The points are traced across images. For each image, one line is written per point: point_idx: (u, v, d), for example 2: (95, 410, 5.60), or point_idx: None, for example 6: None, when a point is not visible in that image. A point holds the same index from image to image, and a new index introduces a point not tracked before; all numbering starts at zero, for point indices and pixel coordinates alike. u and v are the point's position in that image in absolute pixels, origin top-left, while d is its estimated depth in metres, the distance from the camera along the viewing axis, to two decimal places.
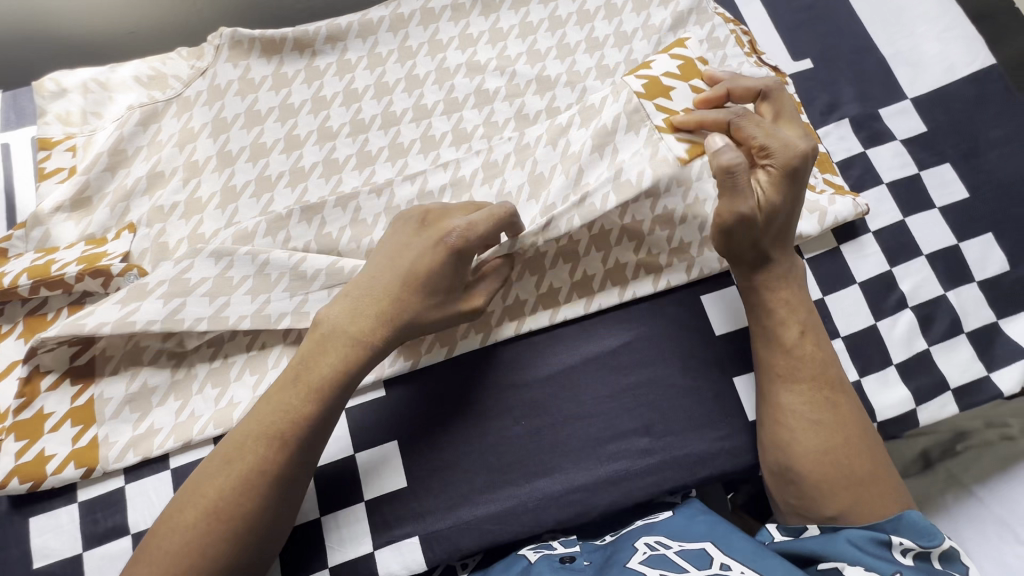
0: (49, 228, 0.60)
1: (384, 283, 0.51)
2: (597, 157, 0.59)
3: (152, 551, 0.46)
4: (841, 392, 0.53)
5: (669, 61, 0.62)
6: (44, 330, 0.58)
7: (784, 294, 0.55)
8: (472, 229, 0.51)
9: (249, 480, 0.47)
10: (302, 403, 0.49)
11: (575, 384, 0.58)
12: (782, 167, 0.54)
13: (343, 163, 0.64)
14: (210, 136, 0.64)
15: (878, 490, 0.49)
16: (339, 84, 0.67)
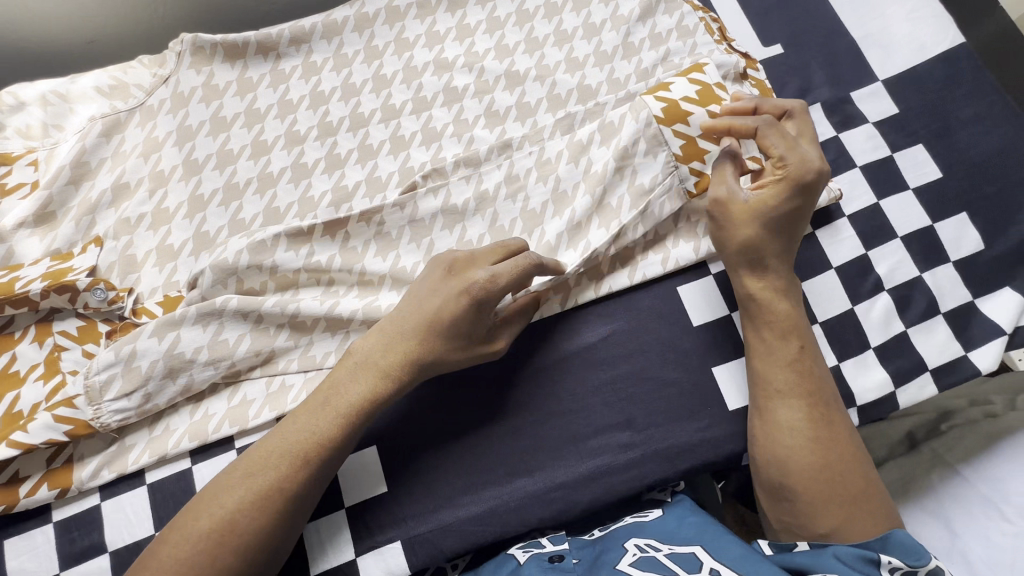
0: (12, 244, 0.59)
1: (410, 323, 0.51)
2: (618, 178, 0.60)
3: (159, 560, 0.45)
4: (834, 404, 0.53)
5: (687, 85, 0.60)
6: (10, 349, 0.56)
7: (784, 303, 0.55)
8: (498, 281, 0.51)
9: (268, 496, 0.47)
10: (335, 429, 0.49)
11: (557, 382, 0.58)
12: (792, 180, 0.54)
13: (311, 168, 0.63)
14: (175, 145, 0.63)
15: (869, 509, 0.49)
16: (305, 87, 0.66)
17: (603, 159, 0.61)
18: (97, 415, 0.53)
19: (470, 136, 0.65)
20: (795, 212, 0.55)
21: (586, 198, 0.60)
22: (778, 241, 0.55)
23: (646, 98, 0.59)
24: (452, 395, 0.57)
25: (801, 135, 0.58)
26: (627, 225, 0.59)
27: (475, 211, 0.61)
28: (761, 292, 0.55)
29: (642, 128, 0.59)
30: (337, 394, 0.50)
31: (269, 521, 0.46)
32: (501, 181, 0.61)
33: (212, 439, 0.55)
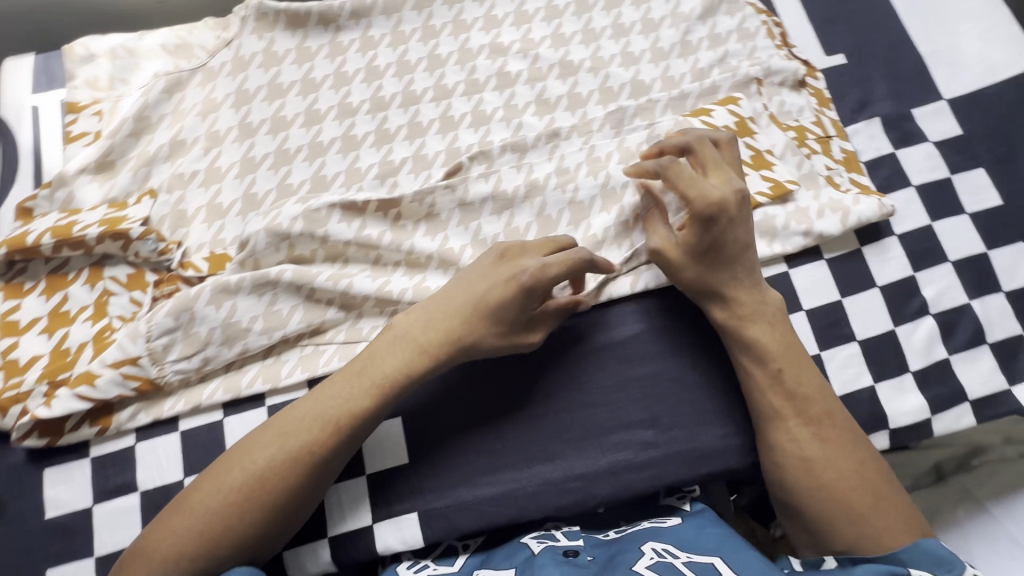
0: (74, 189, 0.61)
1: (453, 307, 0.52)
2: None
3: (191, 505, 0.47)
4: (839, 418, 0.51)
5: (727, 114, 0.63)
6: (64, 289, 0.59)
7: (766, 323, 0.54)
8: (549, 271, 0.52)
9: (298, 457, 0.48)
10: (366, 399, 0.49)
11: (568, 376, 0.58)
12: (695, 215, 0.53)
13: (361, 140, 0.64)
14: (232, 107, 0.65)
15: (891, 521, 0.47)
16: (361, 61, 0.67)
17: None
18: (160, 373, 0.55)
19: (519, 122, 0.65)
20: (730, 244, 0.54)
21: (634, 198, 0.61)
22: (721, 275, 0.54)
23: (692, 121, 0.63)
24: (482, 377, 0.57)
25: (709, 165, 0.56)
26: None
27: (524, 199, 0.61)
28: (740, 313, 0.54)
29: None
30: (358, 373, 0.50)
31: (290, 487, 0.47)
32: (552, 173, 0.62)
33: (245, 394, 0.56)
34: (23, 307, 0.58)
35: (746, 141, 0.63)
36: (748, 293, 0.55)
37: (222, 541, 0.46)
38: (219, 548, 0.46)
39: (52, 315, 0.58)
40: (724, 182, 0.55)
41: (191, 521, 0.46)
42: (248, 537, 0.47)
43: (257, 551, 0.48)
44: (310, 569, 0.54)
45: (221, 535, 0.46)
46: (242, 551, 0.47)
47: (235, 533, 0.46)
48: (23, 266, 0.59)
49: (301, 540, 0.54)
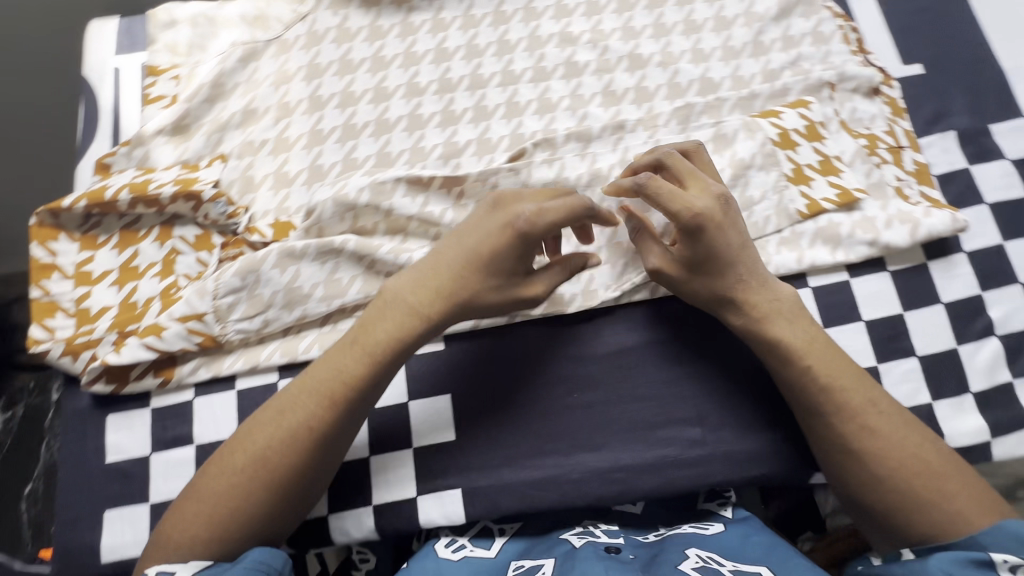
0: (149, 149, 0.63)
1: (447, 269, 0.52)
2: (732, 185, 0.61)
3: (203, 487, 0.48)
4: (881, 409, 0.50)
5: (798, 117, 0.63)
6: (135, 245, 0.61)
7: (782, 321, 0.53)
8: (545, 217, 0.51)
9: (295, 435, 0.49)
10: (358, 365, 0.50)
11: (608, 368, 0.58)
12: (682, 227, 0.52)
13: (427, 120, 0.65)
14: (304, 79, 0.66)
15: (965, 504, 0.47)
16: (431, 42, 0.68)
17: (720, 167, 0.61)
18: (223, 332, 0.56)
19: (584, 112, 0.65)
20: (724, 252, 0.53)
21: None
22: (721, 284, 0.53)
23: (761, 121, 0.62)
24: (531, 362, 0.58)
25: (684, 177, 0.55)
26: None
27: (585, 187, 0.61)
28: (760, 312, 0.53)
29: (757, 147, 0.62)
30: (345, 350, 0.51)
31: (293, 464, 0.48)
32: (616, 164, 0.62)
33: (300, 359, 0.58)
34: (96, 259, 0.60)
35: (816, 146, 0.62)
36: (758, 296, 0.53)
37: (240, 520, 0.47)
38: (234, 528, 0.47)
39: (123, 269, 0.60)
40: (702, 190, 0.54)
41: (201, 503, 0.47)
42: (258, 517, 0.48)
43: (279, 525, 0.50)
44: (353, 535, 0.55)
45: (236, 515, 0.47)
46: (257, 531, 0.48)
47: (248, 512, 0.47)
48: (97, 220, 0.61)
49: (346, 506, 0.55)
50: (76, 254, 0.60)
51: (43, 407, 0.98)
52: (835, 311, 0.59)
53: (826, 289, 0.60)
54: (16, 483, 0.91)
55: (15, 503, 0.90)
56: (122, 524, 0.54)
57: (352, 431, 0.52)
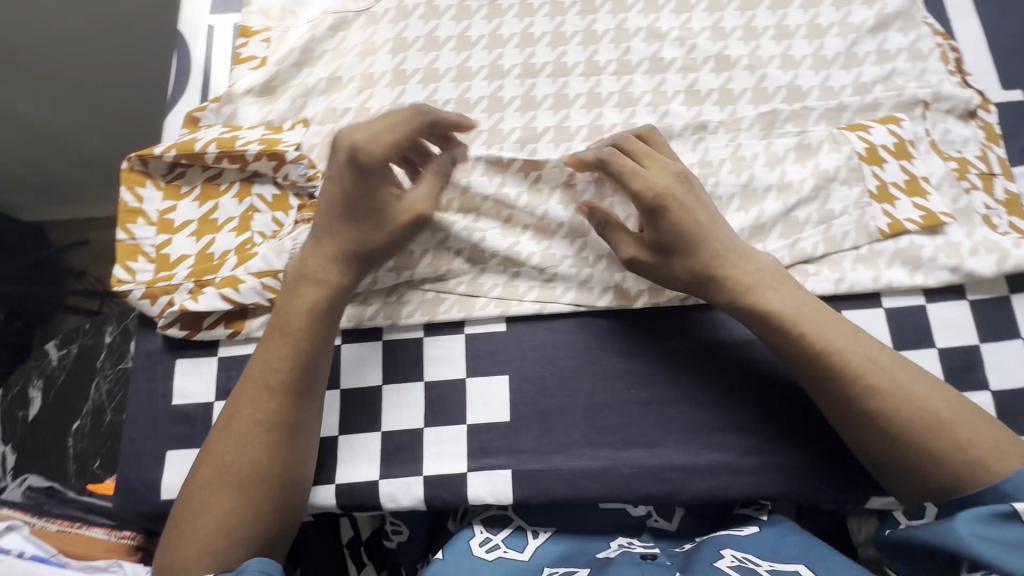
0: (237, 107, 0.65)
1: (342, 225, 0.54)
2: (812, 196, 0.60)
3: (187, 506, 0.50)
4: (881, 365, 0.49)
5: (889, 133, 0.61)
6: (216, 198, 0.62)
7: (772, 291, 0.52)
8: (377, 140, 0.52)
9: (250, 429, 0.50)
10: (282, 348, 0.52)
11: (661, 367, 0.58)
12: (645, 205, 0.53)
13: (507, 103, 0.65)
14: (390, 52, 0.67)
15: (981, 453, 0.46)
16: (517, 26, 0.68)
17: (801, 176, 0.60)
18: None
19: (666, 109, 0.64)
20: (693, 229, 0.53)
21: (776, 203, 0.60)
22: (691, 261, 0.53)
23: (849, 134, 0.61)
24: (593, 351, 0.58)
25: (644, 155, 0.56)
26: (807, 238, 0.59)
27: None
28: (748, 281, 0.52)
29: (843, 160, 0.60)
30: (273, 340, 0.53)
31: (254, 458, 0.50)
32: (696, 164, 0.61)
33: (365, 325, 0.59)
34: (178, 209, 0.62)
35: (904, 164, 0.61)
36: (731, 268, 0.53)
37: (228, 526, 0.48)
38: (220, 539, 0.47)
39: (202, 220, 0.62)
40: (661, 169, 0.55)
41: (186, 524, 0.48)
42: (240, 522, 0.48)
43: (276, 525, 0.50)
44: (402, 503, 0.55)
45: (220, 525, 0.48)
46: (246, 537, 0.48)
47: (231, 518, 0.48)
48: (182, 171, 0.63)
49: (396, 473, 0.56)
50: (160, 202, 0.62)
51: (96, 349, 1.01)
52: (907, 335, 0.58)
53: (900, 312, 0.58)
54: (66, 418, 0.95)
55: (64, 437, 0.94)
56: (183, 466, 0.56)
57: (309, 410, 0.53)
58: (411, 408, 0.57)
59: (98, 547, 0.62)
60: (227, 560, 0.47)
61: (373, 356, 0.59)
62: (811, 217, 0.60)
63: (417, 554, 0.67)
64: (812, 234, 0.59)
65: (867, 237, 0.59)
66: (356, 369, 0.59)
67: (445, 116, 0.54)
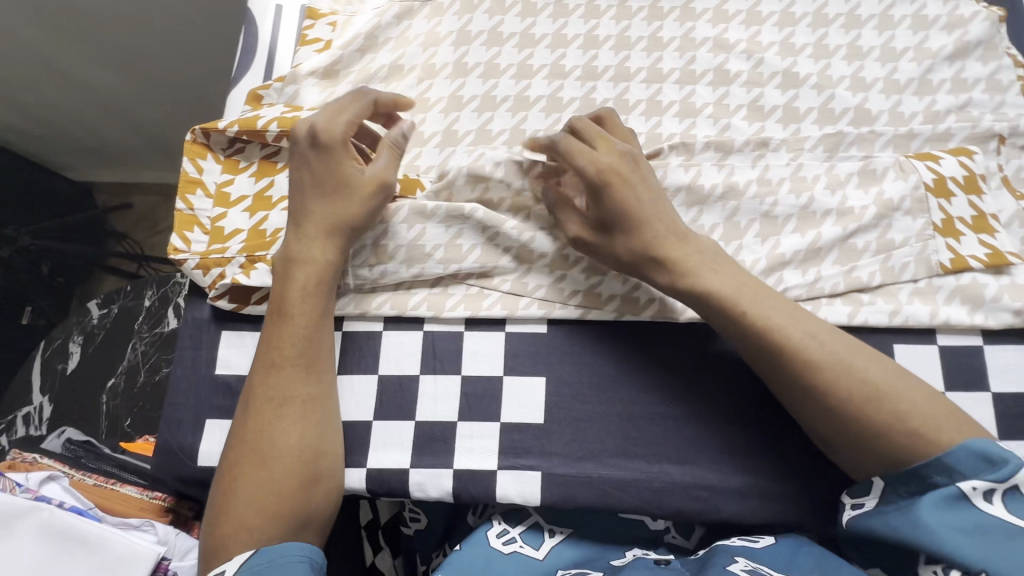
0: (300, 88, 0.66)
1: (322, 197, 0.55)
2: (873, 224, 0.58)
3: (219, 487, 0.51)
4: (821, 341, 0.49)
5: (960, 164, 0.59)
6: (272, 176, 0.63)
7: (713, 271, 0.52)
8: (338, 117, 0.55)
9: (263, 408, 0.52)
10: (283, 327, 0.53)
11: (691, 381, 0.57)
12: (590, 183, 0.53)
13: (565, 104, 0.65)
14: (452, 45, 0.67)
15: (920, 423, 0.46)
16: (582, 27, 0.67)
17: (863, 203, 0.59)
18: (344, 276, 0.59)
19: (727, 123, 0.63)
20: (631, 208, 0.52)
21: (835, 228, 0.58)
22: (628, 239, 0.53)
23: (918, 163, 0.59)
24: (632, 364, 0.58)
25: (597, 134, 0.55)
26: (863, 267, 0.57)
27: (717, 199, 0.60)
28: (700, 256, 0.52)
29: (909, 189, 0.58)
30: (274, 322, 0.54)
31: (270, 435, 0.51)
32: (755, 181, 0.60)
33: (409, 314, 0.59)
34: (235, 184, 0.63)
35: (973, 199, 0.58)
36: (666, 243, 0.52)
37: (260, 503, 0.49)
38: (255, 516, 0.49)
39: (257, 197, 0.63)
40: (608, 147, 0.54)
41: (220, 503, 0.50)
42: (267, 497, 0.49)
43: (309, 504, 0.51)
44: (431, 493, 0.55)
45: (253, 503, 0.49)
46: (275, 512, 0.49)
47: (260, 495, 0.49)
48: (242, 146, 0.64)
49: (427, 463, 0.56)
50: (218, 175, 0.63)
51: (135, 311, 1.03)
52: (960, 375, 0.56)
53: (955, 351, 0.56)
54: (102, 376, 0.98)
55: (99, 394, 0.97)
56: (220, 435, 0.58)
57: (320, 386, 0.54)
58: (447, 401, 0.58)
59: (132, 505, 0.63)
60: (265, 537, 0.48)
61: (413, 344, 0.59)
62: (870, 245, 0.58)
63: (432, 543, 0.67)
64: (869, 263, 0.57)
65: (928, 270, 0.57)
66: (395, 356, 0.59)
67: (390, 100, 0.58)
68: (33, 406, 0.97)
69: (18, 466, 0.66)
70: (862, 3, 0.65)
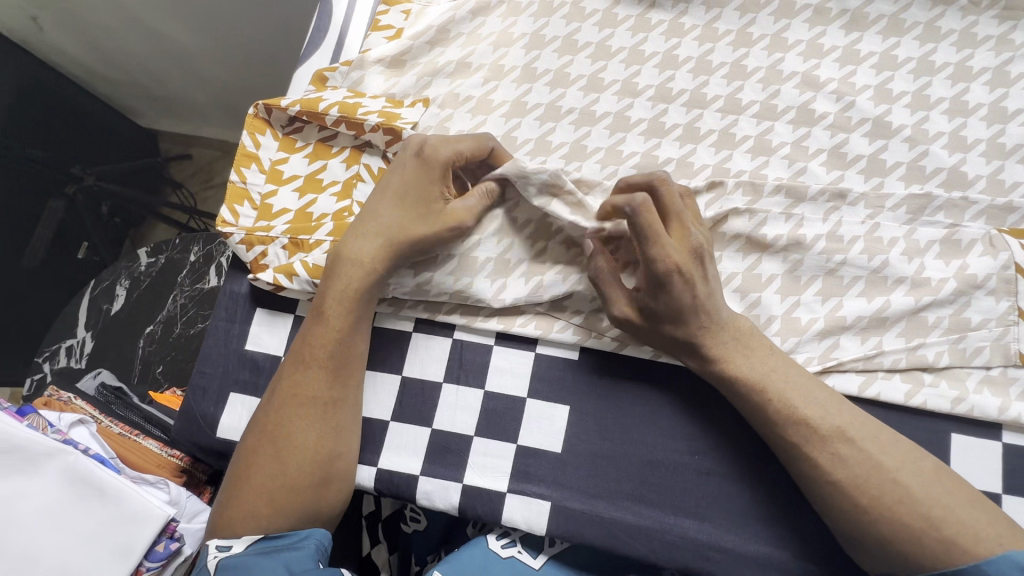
0: (365, 74, 0.65)
1: (388, 208, 0.54)
2: (949, 300, 0.53)
3: (235, 467, 0.53)
4: (850, 437, 0.47)
5: None
6: (325, 159, 0.63)
7: (745, 355, 0.50)
8: (448, 143, 0.54)
9: (287, 403, 0.52)
10: (321, 326, 0.53)
11: (725, 434, 0.54)
12: (650, 273, 0.49)
13: (632, 124, 0.62)
14: (524, 48, 0.65)
15: (955, 531, 0.44)
16: (662, 45, 0.64)
17: (943, 275, 0.54)
18: None
19: (803, 167, 0.59)
20: (687, 306, 0.49)
21: (906, 298, 0.54)
22: (672, 336, 0.50)
23: (1014, 240, 0.53)
24: (663, 409, 0.55)
25: (677, 220, 0.51)
26: (930, 346, 0.53)
27: (780, 249, 0.56)
28: (741, 335, 0.50)
29: (997, 267, 0.53)
30: (311, 318, 0.54)
31: (290, 433, 0.51)
32: (825, 236, 0.56)
33: (440, 320, 0.59)
34: (289, 163, 0.63)
35: None
36: (696, 328, 0.50)
37: (270, 496, 0.50)
38: (263, 507, 0.50)
39: (308, 178, 0.63)
40: (682, 239, 0.50)
41: (234, 483, 0.52)
42: (275, 490, 0.50)
43: (317, 502, 0.52)
44: (437, 504, 0.55)
45: (263, 495, 0.50)
46: (282, 506, 0.50)
47: (271, 488, 0.50)
48: (300, 126, 0.64)
49: (437, 474, 0.55)
50: (274, 152, 0.63)
51: (179, 264, 1.06)
52: (1022, 480, 0.51)
53: (1021, 452, 0.51)
54: (141, 322, 1.02)
55: (136, 338, 1.00)
56: (241, 410, 0.59)
57: (346, 389, 0.54)
58: (466, 414, 0.57)
59: (151, 461, 0.66)
60: (270, 526, 0.50)
61: (441, 351, 0.58)
62: (942, 322, 0.53)
63: (428, 546, 0.67)
64: (938, 342, 0.53)
65: (1005, 360, 0.52)
66: (422, 360, 0.58)
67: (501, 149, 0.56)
68: (77, 339, 1.02)
69: (52, 403, 0.70)
70: (977, 53, 0.59)
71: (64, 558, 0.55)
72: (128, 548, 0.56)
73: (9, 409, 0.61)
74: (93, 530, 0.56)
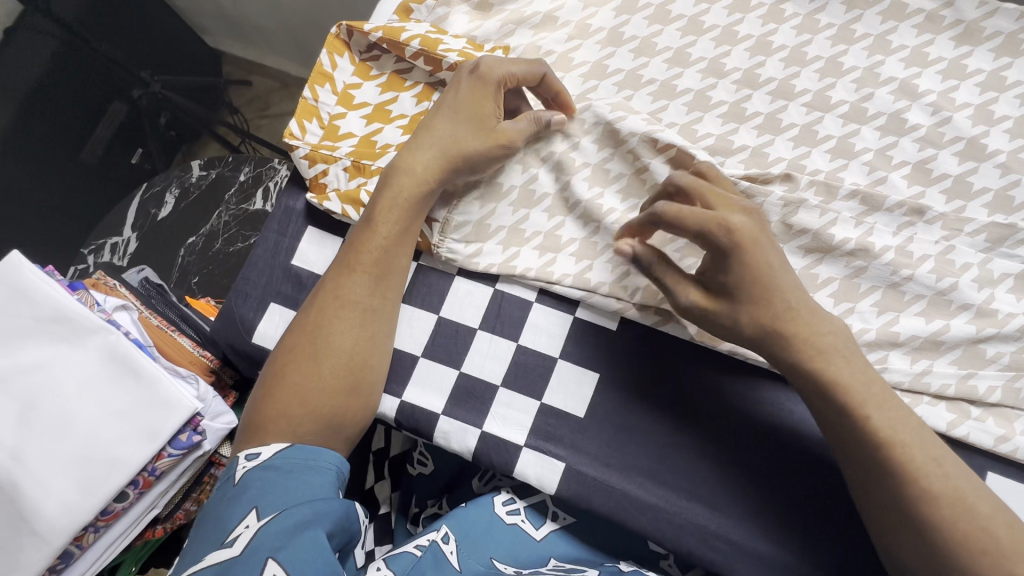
0: (449, 13, 0.64)
1: (443, 124, 0.55)
2: (1013, 336, 0.51)
3: (271, 370, 0.54)
4: None
5: None
6: (397, 92, 0.63)
7: (841, 361, 0.45)
8: (504, 64, 0.55)
9: (328, 303, 0.54)
10: (368, 235, 0.55)
11: (746, 429, 0.53)
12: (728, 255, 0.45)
13: (712, 105, 0.60)
14: (614, 11, 0.63)
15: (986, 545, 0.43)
16: (757, 29, 0.61)
17: (1011, 310, 0.52)
18: (442, 241, 0.58)
19: (882, 176, 0.57)
20: (759, 273, 0.45)
21: (967, 326, 0.52)
22: (768, 306, 0.45)
23: None
24: (685, 387, 0.54)
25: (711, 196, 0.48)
26: (983, 378, 0.51)
27: (844, 253, 0.54)
28: (815, 339, 0.45)
29: None
30: (361, 227, 0.56)
31: (328, 334, 0.53)
32: (895, 249, 0.54)
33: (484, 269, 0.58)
34: (362, 89, 0.63)
35: None
36: (766, 315, 0.45)
37: (303, 398, 0.51)
38: (295, 408, 0.51)
39: (377, 107, 0.63)
40: (729, 207, 0.48)
41: (269, 382, 0.53)
42: (310, 391, 0.52)
43: (346, 410, 0.52)
44: (453, 444, 0.56)
45: (297, 395, 0.51)
46: (314, 408, 0.51)
47: (305, 389, 0.52)
48: (378, 54, 0.64)
49: (458, 416, 0.56)
50: (349, 76, 0.63)
51: (229, 182, 1.08)
52: None
53: None
54: (185, 231, 1.04)
55: (178, 246, 1.03)
56: (279, 321, 0.60)
57: (388, 303, 0.55)
58: (495, 363, 0.57)
59: (185, 357, 0.69)
60: (301, 429, 0.50)
61: (481, 298, 0.59)
62: (1001, 357, 0.51)
63: (431, 490, 0.68)
64: (992, 376, 0.51)
65: None
66: (461, 303, 0.59)
67: (559, 88, 0.56)
68: (122, 238, 1.04)
69: (99, 286, 0.72)
70: None
71: (95, 428, 0.57)
72: (154, 431, 0.58)
73: (62, 281, 0.64)
74: (125, 408, 0.58)
